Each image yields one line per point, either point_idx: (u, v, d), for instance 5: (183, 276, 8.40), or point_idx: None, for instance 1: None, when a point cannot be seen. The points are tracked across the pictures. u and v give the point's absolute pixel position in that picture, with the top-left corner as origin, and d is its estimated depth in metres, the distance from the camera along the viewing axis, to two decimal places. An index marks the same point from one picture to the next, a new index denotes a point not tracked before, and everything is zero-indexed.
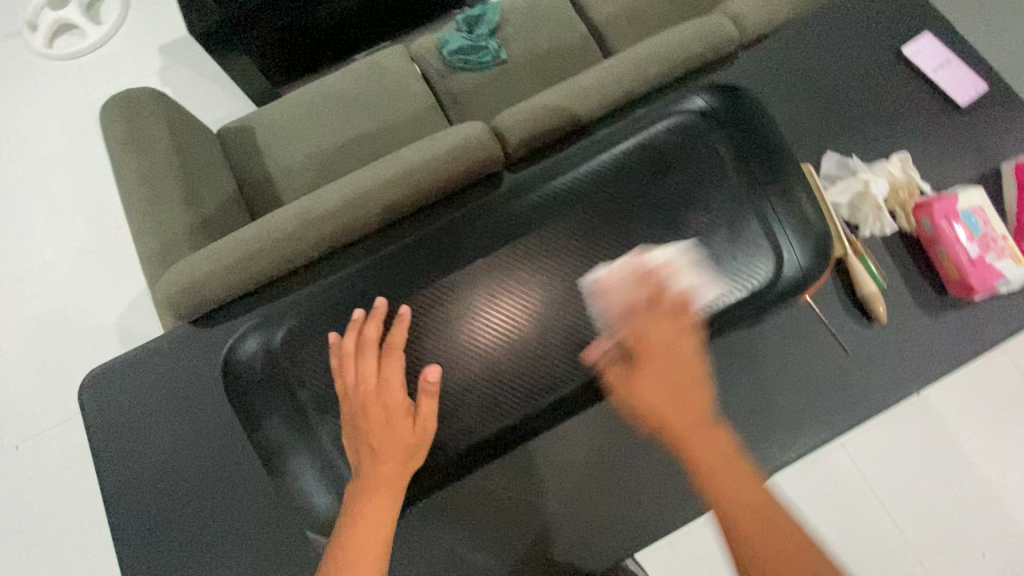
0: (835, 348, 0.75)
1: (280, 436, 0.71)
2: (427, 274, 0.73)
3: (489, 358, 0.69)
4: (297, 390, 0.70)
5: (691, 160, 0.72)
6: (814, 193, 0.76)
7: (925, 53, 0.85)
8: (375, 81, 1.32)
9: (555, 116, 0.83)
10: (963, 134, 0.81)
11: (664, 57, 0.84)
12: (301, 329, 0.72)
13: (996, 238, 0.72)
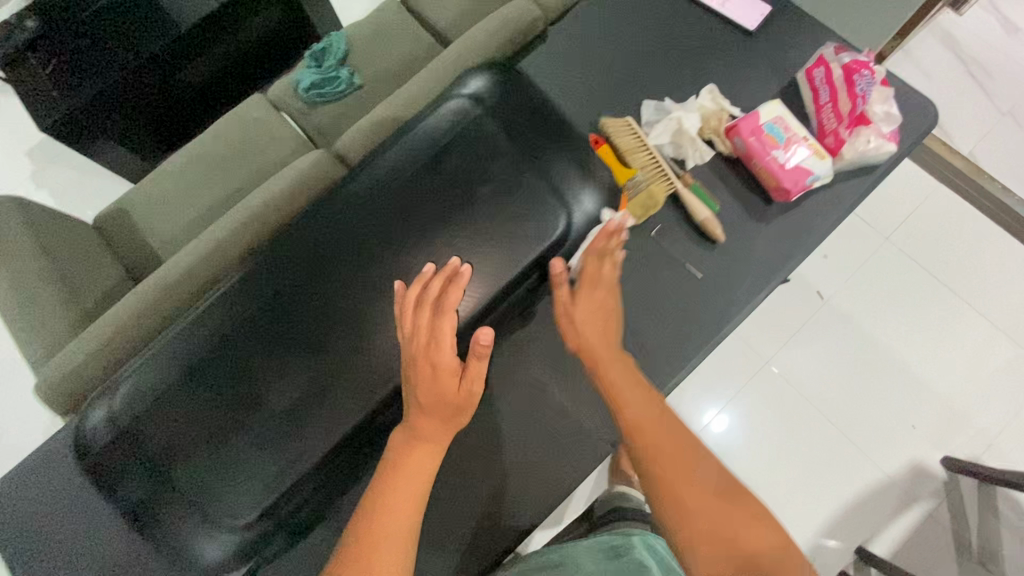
0: (687, 272, 0.80)
1: (152, 494, 0.61)
2: (232, 319, 0.62)
3: (290, 411, 0.61)
4: (156, 442, 0.60)
5: (468, 140, 0.65)
6: (629, 143, 0.83)
7: None
8: (243, 135, 1.33)
9: (388, 126, 0.86)
10: (760, 55, 0.88)
11: (482, 48, 0.91)
12: (137, 375, 0.62)
13: (799, 141, 0.78)
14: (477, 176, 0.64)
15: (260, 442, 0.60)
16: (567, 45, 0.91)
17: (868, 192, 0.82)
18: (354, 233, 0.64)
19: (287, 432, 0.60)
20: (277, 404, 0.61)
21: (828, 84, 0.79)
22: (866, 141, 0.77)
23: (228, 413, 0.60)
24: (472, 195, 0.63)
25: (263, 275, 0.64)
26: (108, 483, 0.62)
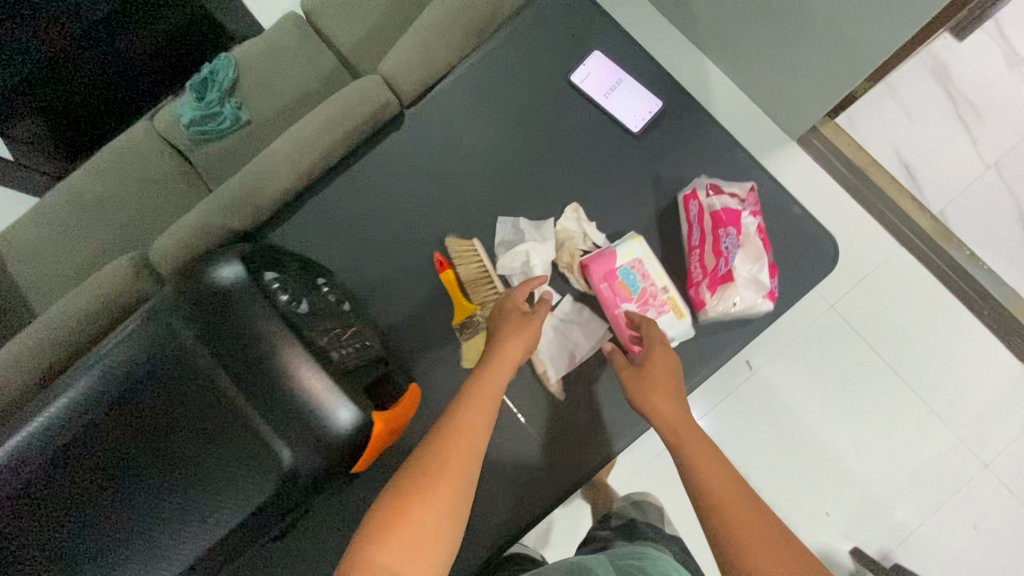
0: (523, 427, 0.72)
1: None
2: None
3: None
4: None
5: (172, 349, 0.52)
6: (473, 271, 0.73)
7: (595, 78, 0.77)
8: (119, 172, 1.20)
9: (203, 236, 0.74)
10: (640, 165, 0.75)
11: (316, 137, 0.75)
12: None
13: (656, 292, 0.68)
14: (188, 394, 0.51)
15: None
16: (424, 138, 0.79)
17: (741, 347, 0.71)
18: (67, 436, 0.50)
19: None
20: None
21: (700, 226, 0.67)
22: (729, 305, 0.64)
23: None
24: (182, 418, 0.51)
25: None
26: None
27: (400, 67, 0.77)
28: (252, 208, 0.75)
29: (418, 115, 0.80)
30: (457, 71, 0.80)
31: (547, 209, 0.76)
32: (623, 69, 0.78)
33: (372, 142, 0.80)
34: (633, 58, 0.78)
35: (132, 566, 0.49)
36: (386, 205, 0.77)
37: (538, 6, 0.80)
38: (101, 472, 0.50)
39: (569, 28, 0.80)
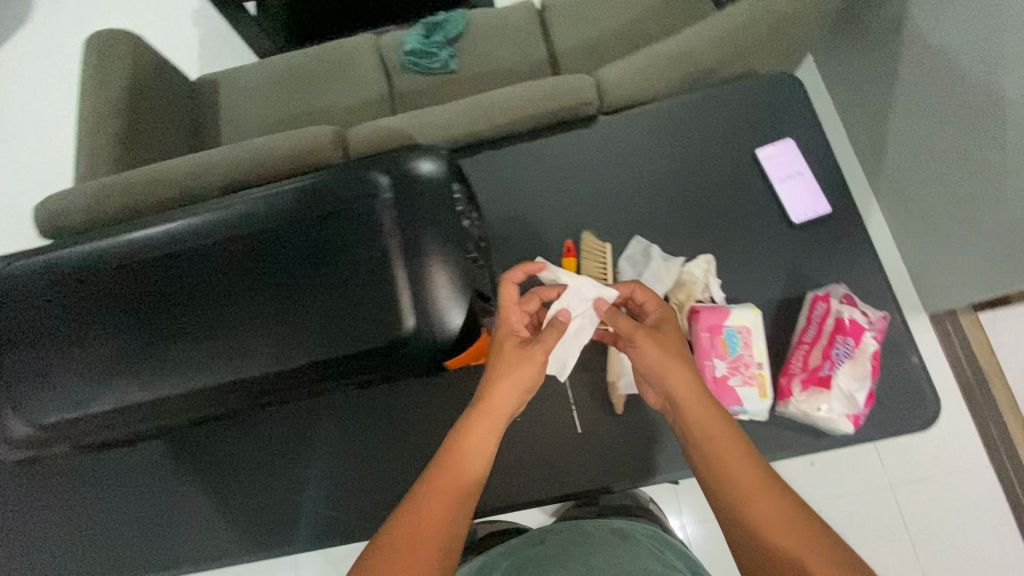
0: (570, 416, 0.78)
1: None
2: (129, 253, 0.60)
3: (151, 353, 0.58)
4: (10, 319, 0.60)
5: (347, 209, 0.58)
6: (594, 269, 0.79)
7: (779, 159, 0.81)
8: (338, 64, 1.39)
9: (396, 140, 0.86)
10: (783, 251, 0.78)
11: (521, 105, 0.85)
12: (23, 266, 0.61)
13: (750, 363, 0.70)
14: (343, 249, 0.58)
15: (84, 373, 0.58)
16: (606, 141, 0.86)
17: (802, 454, 0.71)
18: (239, 234, 0.59)
19: (111, 377, 0.58)
20: (116, 347, 0.58)
21: (818, 326, 0.69)
22: (815, 407, 0.67)
23: (80, 328, 0.59)
24: (331, 265, 0.58)
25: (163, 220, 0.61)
26: None
27: (615, 77, 0.85)
28: (444, 135, 0.86)
29: (608, 121, 0.87)
30: (660, 101, 0.87)
31: (683, 248, 0.80)
32: (809, 163, 0.81)
33: (560, 127, 0.88)
34: (822, 157, 0.82)
35: (241, 354, 0.57)
36: (549, 179, 0.85)
37: (758, 78, 0.86)
38: (275, 269, 0.59)
39: (777, 105, 0.85)
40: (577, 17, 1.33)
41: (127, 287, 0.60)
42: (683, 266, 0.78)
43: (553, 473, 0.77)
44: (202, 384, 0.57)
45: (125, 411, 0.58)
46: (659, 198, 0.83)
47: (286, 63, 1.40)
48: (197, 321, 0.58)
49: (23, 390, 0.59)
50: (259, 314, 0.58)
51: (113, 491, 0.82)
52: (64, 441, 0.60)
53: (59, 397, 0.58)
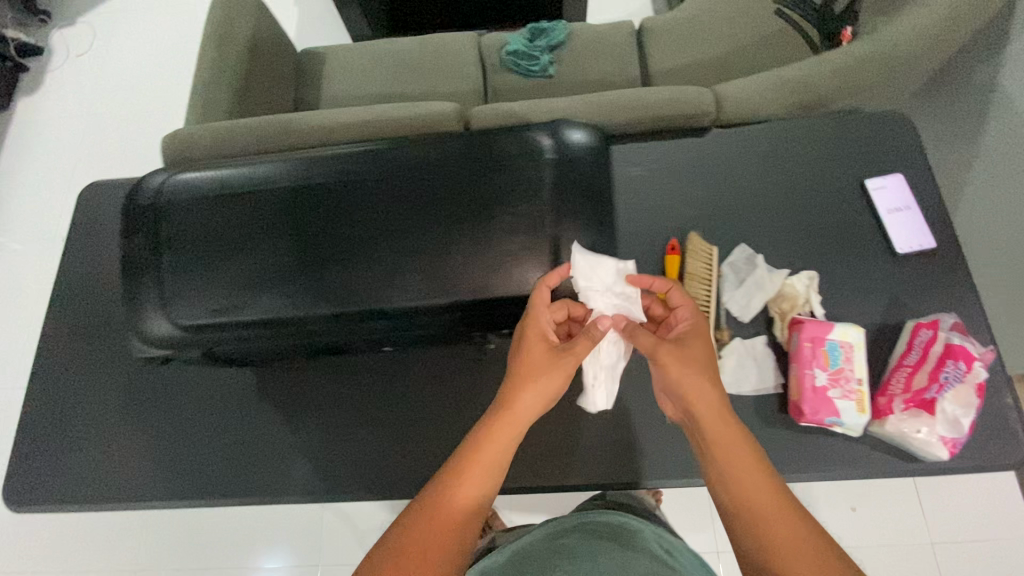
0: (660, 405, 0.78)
1: (135, 261, 0.64)
2: (288, 176, 0.63)
3: (297, 272, 0.60)
4: (167, 224, 0.63)
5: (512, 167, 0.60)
6: (699, 269, 0.81)
7: (888, 190, 0.84)
8: (440, 55, 1.45)
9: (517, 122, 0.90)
10: (887, 276, 0.80)
11: (642, 105, 0.89)
12: (189, 176, 0.65)
13: (851, 378, 0.71)
14: (498, 203, 0.59)
15: (229, 283, 0.61)
16: (717, 152, 0.90)
17: (889, 474, 0.72)
18: (396, 171, 0.61)
19: (255, 291, 0.60)
20: (260, 264, 0.61)
21: (923, 352, 0.71)
22: (914, 429, 0.68)
23: (233, 239, 0.62)
24: (481, 216, 0.59)
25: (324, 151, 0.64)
26: (127, 242, 0.64)
27: (734, 93, 0.90)
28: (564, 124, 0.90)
29: (721, 133, 0.91)
30: (772, 122, 0.92)
31: (786, 260, 0.83)
32: (916, 197, 0.84)
33: (674, 133, 0.92)
34: (929, 193, 0.85)
35: (381, 287, 0.59)
36: (660, 179, 0.89)
37: (870, 114, 0.90)
38: (425, 209, 0.60)
39: (887, 140, 0.88)
40: (674, 44, 1.40)
41: (281, 207, 0.62)
42: (786, 278, 0.80)
43: (636, 460, 0.77)
44: (343, 307, 0.59)
45: (265, 321, 0.60)
46: (764, 211, 0.86)
47: (392, 48, 1.48)
48: (344, 247, 0.60)
49: (172, 288, 0.62)
50: (403, 249, 0.60)
51: (201, 413, 0.83)
52: (198, 345, 0.63)
53: (205, 299, 0.61)
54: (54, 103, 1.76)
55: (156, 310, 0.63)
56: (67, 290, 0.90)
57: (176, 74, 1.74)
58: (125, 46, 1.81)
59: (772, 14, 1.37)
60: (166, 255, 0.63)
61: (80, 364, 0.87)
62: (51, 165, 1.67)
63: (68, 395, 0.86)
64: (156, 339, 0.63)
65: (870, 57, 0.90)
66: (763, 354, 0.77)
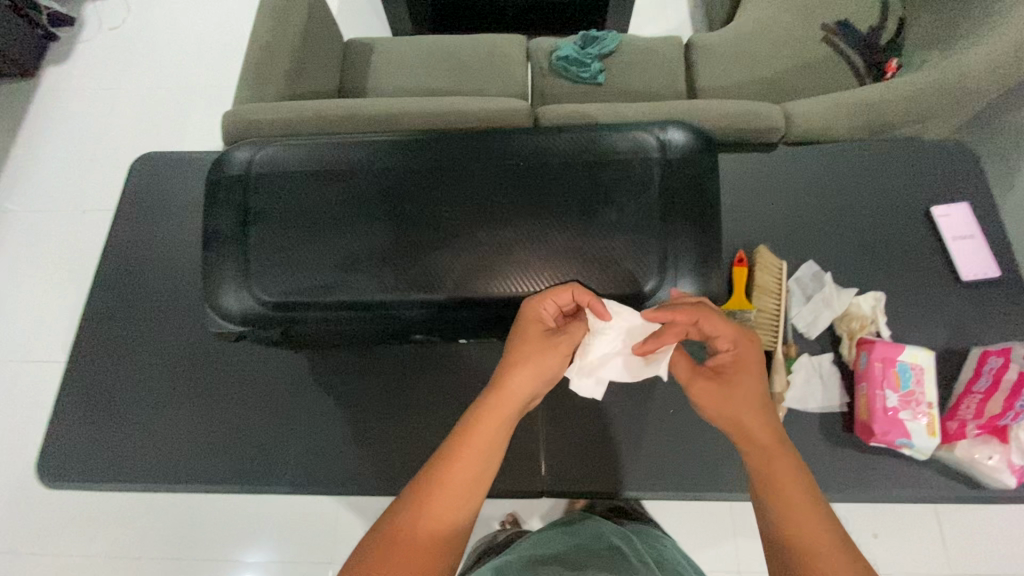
0: None
1: (216, 234, 0.62)
2: (385, 160, 0.62)
3: (388, 255, 0.59)
4: (254, 200, 0.62)
5: (613, 167, 0.60)
6: (767, 282, 0.81)
7: (952, 219, 0.85)
8: (489, 55, 1.45)
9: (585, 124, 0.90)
10: (951, 302, 0.81)
11: (713, 116, 0.89)
12: (279, 150, 0.64)
13: (921, 400, 0.71)
14: (597, 202, 0.59)
15: (317, 263, 0.59)
16: (783, 169, 0.91)
17: (953, 499, 0.72)
18: (497, 164, 0.61)
19: (343, 273, 0.59)
20: (349, 247, 0.59)
21: (994, 379, 0.71)
22: (986, 455, 0.69)
23: (323, 218, 0.60)
24: (579, 213, 0.59)
25: (424, 137, 0.63)
26: (209, 213, 0.63)
27: (804, 110, 0.90)
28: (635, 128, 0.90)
29: (787, 152, 0.92)
30: (837, 144, 0.92)
31: (850, 281, 0.83)
32: (979, 227, 0.85)
33: (740, 147, 0.93)
34: (991, 224, 0.85)
35: (473, 278, 0.58)
36: (726, 193, 0.89)
37: (932, 142, 0.91)
38: (525, 202, 0.60)
39: (950, 169, 0.89)
40: (721, 60, 1.40)
41: (376, 190, 0.61)
42: (855, 298, 0.80)
43: (697, 472, 0.76)
44: (437, 296, 0.58)
45: (352, 305, 0.59)
46: (831, 231, 0.86)
47: (439, 44, 1.47)
48: (440, 235, 0.59)
49: (257, 264, 0.60)
50: (501, 239, 0.59)
51: (240, 392, 0.78)
52: (277, 324, 0.61)
53: (292, 278, 0.60)
54: (84, 76, 1.72)
55: (236, 285, 0.61)
56: (114, 266, 0.87)
57: (212, 56, 1.72)
58: (161, 25, 1.78)
59: (820, 39, 1.39)
60: (253, 228, 0.61)
61: (116, 336, 0.83)
62: (79, 139, 1.63)
63: (103, 370, 0.82)
64: (234, 315, 0.61)
65: (941, 86, 0.89)
66: (830, 372, 0.77)
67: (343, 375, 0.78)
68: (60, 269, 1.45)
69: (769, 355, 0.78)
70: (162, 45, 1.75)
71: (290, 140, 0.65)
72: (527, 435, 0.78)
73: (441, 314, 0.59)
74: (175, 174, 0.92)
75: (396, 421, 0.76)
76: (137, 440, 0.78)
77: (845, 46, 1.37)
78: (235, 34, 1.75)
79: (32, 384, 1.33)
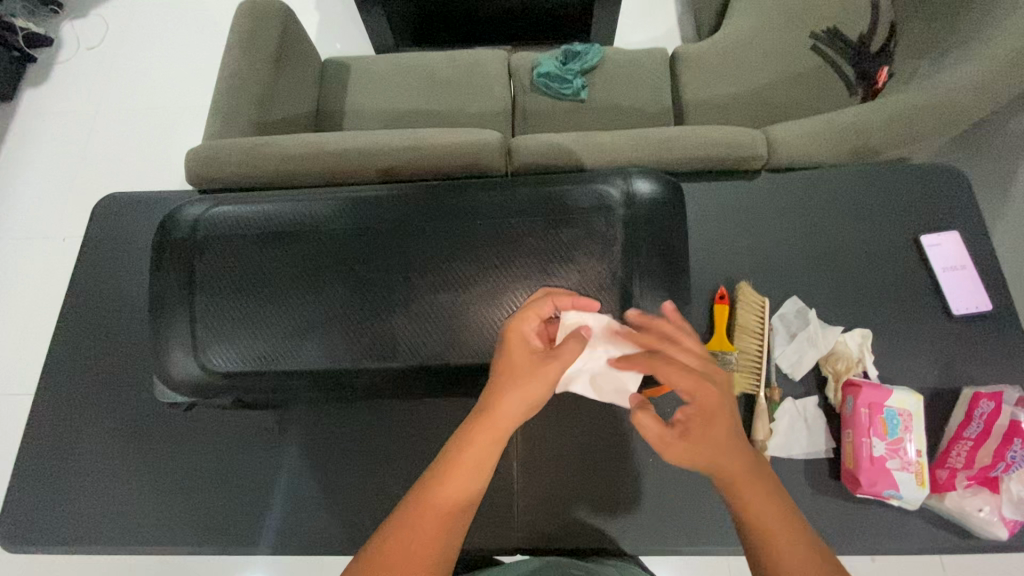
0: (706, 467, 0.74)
1: (163, 302, 0.60)
2: (337, 219, 0.61)
3: (342, 318, 0.58)
4: (202, 264, 0.60)
5: (567, 225, 0.59)
6: (749, 321, 0.78)
7: (943, 249, 0.81)
8: (469, 72, 1.41)
9: (562, 158, 0.87)
10: (941, 339, 0.77)
11: (693, 146, 0.85)
12: (229, 209, 0.62)
13: (910, 449, 0.68)
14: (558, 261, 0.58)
15: (267, 330, 0.58)
16: (766, 198, 0.87)
17: (944, 550, 0.69)
18: (453, 222, 0.60)
19: (296, 339, 0.57)
20: (302, 310, 0.58)
21: (985, 425, 0.67)
22: (976, 507, 0.66)
23: (274, 280, 0.59)
24: (540, 274, 0.58)
25: (378, 194, 0.62)
26: (155, 277, 0.61)
27: (788, 137, 0.86)
28: (613, 157, 0.86)
29: (769, 179, 0.88)
30: (823, 169, 0.89)
31: (836, 318, 0.80)
32: (971, 257, 0.81)
33: (722, 175, 0.89)
34: (984, 253, 0.82)
35: (428, 344, 0.57)
36: (707, 225, 0.86)
37: (922, 166, 0.87)
38: (482, 261, 0.58)
39: (941, 195, 0.85)
40: (708, 72, 1.36)
41: (328, 249, 0.60)
42: (841, 336, 0.77)
43: (678, 523, 0.73)
44: (394, 363, 0.57)
45: (304, 372, 0.57)
46: (817, 264, 0.83)
47: (418, 61, 1.43)
48: (395, 296, 0.58)
49: (204, 331, 0.59)
50: (459, 301, 0.57)
51: (205, 448, 0.76)
52: (227, 394, 0.59)
53: (241, 343, 0.58)
54: (61, 98, 1.69)
55: (184, 354, 0.59)
56: (73, 314, 0.84)
57: (189, 74, 1.69)
58: (138, 43, 1.75)
59: (808, 48, 1.35)
60: (200, 292, 0.59)
61: (73, 388, 0.80)
62: (55, 163, 1.60)
63: (62, 424, 0.79)
64: (183, 384, 0.59)
65: (929, 109, 0.85)
66: (816, 417, 0.74)
67: (310, 429, 0.75)
68: (35, 299, 1.42)
69: (752, 400, 0.75)
70: (139, 65, 1.71)
71: (240, 198, 0.63)
72: (502, 486, 0.76)
73: (399, 380, 0.58)
74: (138, 215, 0.89)
75: (365, 475, 0.73)
76: (99, 499, 0.76)
77: (835, 55, 1.33)
78: (213, 51, 1.72)
79: (6, 415, 1.31)
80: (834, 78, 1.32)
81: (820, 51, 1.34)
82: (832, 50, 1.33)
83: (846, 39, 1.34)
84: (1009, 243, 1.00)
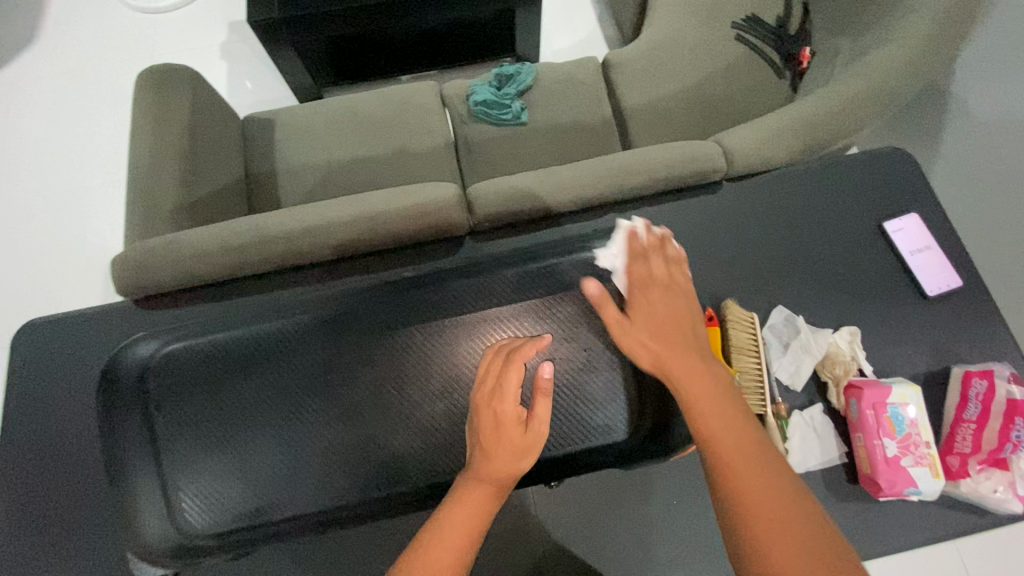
0: None
1: (130, 464, 0.68)
2: (280, 348, 0.72)
3: (305, 440, 0.69)
4: (161, 422, 0.69)
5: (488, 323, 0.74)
6: (742, 338, 0.77)
7: (906, 233, 0.83)
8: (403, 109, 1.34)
9: (525, 202, 0.82)
10: (923, 323, 0.79)
11: (653, 170, 0.84)
12: (169, 351, 0.72)
13: (919, 442, 0.69)
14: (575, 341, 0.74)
15: (234, 480, 0.67)
16: (733, 208, 0.87)
17: (966, 532, 0.71)
18: (380, 337, 0.74)
19: (269, 470, 0.68)
20: (269, 439, 0.69)
21: (983, 405, 0.69)
22: (992, 488, 0.67)
23: (238, 420, 0.69)
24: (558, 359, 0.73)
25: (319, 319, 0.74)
26: (110, 430, 0.70)
27: (742, 145, 0.85)
28: (577, 193, 0.83)
29: (731, 188, 0.88)
30: (780, 170, 0.89)
31: (823, 319, 0.80)
32: (933, 236, 0.83)
33: (685, 192, 0.88)
34: (945, 230, 0.84)
35: (373, 460, 0.69)
36: (682, 247, 0.85)
37: (871, 153, 0.89)
38: (417, 365, 0.72)
39: (894, 180, 0.87)
40: (642, 75, 1.35)
41: (283, 376, 0.71)
42: (833, 339, 0.77)
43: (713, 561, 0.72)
44: (362, 474, 0.69)
45: (281, 501, 0.67)
46: (794, 269, 0.83)
47: (346, 106, 1.35)
48: (348, 409, 0.71)
49: (174, 483, 0.67)
50: (399, 401, 0.71)
51: None
52: (209, 550, 0.67)
53: (217, 486, 0.67)
54: None
55: (159, 512, 0.67)
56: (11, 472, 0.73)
57: (93, 150, 1.53)
58: (25, 123, 1.57)
59: (733, 39, 1.36)
60: (165, 446, 0.68)
61: (29, 551, 0.70)
62: None
63: None
64: (162, 539, 0.67)
65: (870, 97, 0.87)
66: (826, 425, 0.74)
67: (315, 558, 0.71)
68: None
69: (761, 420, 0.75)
70: (31, 147, 1.54)
71: (178, 341, 0.72)
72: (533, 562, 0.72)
73: (364, 485, 0.69)
74: (67, 344, 0.78)
75: None
76: None
77: (758, 42, 1.35)
78: (116, 120, 1.57)
79: None
80: (763, 64, 1.34)
81: (743, 40, 1.35)
82: (755, 36, 1.35)
83: (766, 24, 1.36)
84: (955, 208, 1.03)
